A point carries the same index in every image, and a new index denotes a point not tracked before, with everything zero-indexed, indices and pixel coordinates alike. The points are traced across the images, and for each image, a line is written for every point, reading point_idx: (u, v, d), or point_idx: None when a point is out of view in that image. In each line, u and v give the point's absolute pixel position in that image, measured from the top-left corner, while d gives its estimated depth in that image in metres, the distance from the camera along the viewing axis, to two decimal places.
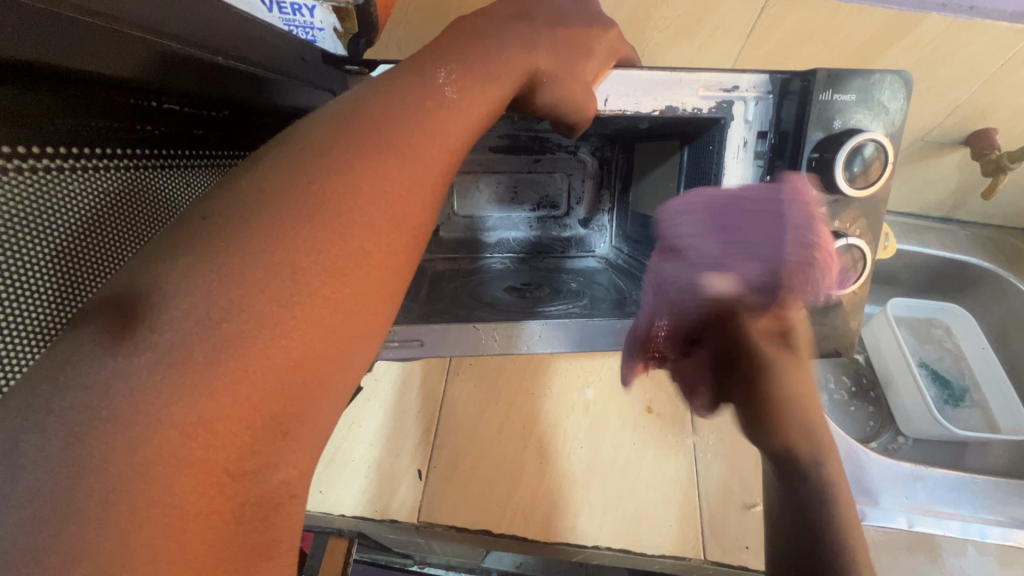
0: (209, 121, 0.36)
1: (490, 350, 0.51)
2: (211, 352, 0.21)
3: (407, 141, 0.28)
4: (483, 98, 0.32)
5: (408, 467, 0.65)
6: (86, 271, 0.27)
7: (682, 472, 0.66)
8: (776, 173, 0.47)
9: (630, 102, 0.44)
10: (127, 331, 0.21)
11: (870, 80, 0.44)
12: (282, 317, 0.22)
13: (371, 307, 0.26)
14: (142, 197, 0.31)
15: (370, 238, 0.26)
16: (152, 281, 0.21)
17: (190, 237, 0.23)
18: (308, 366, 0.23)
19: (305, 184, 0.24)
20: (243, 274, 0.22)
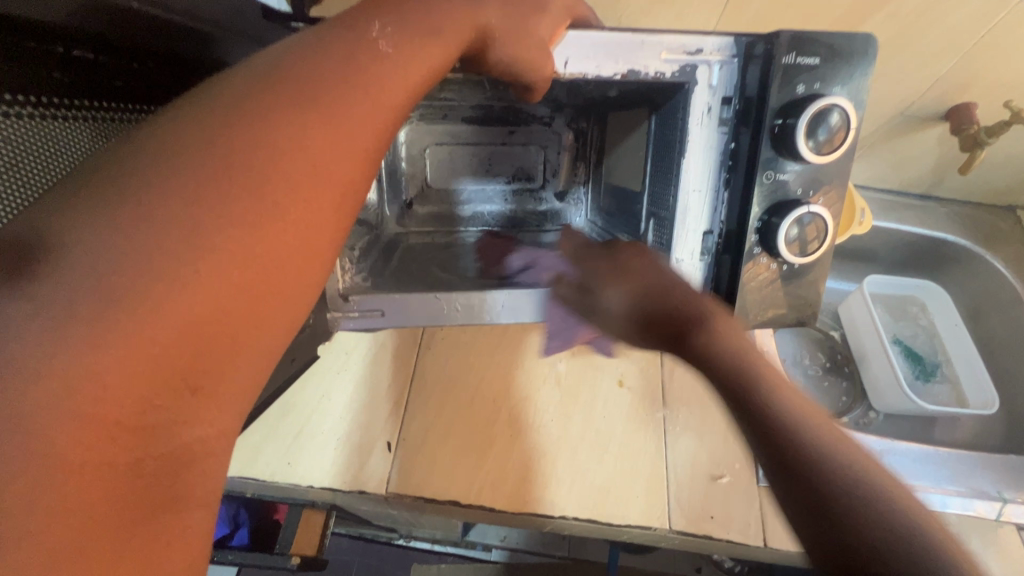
0: (129, 71, 0.35)
1: (453, 319, 0.52)
2: (104, 302, 0.20)
3: (336, 94, 0.26)
4: (425, 50, 0.30)
5: (377, 439, 0.65)
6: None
7: (650, 444, 0.67)
8: (741, 140, 0.46)
9: (592, 65, 0.43)
10: (13, 278, 0.20)
11: (836, 43, 0.43)
12: (182, 272, 0.21)
13: (287, 264, 0.25)
14: (48, 142, 0.31)
15: (283, 190, 0.24)
16: (48, 231, 0.20)
17: (86, 186, 0.21)
18: (220, 322, 0.23)
19: (211, 135, 0.23)
20: (139, 227, 0.21)
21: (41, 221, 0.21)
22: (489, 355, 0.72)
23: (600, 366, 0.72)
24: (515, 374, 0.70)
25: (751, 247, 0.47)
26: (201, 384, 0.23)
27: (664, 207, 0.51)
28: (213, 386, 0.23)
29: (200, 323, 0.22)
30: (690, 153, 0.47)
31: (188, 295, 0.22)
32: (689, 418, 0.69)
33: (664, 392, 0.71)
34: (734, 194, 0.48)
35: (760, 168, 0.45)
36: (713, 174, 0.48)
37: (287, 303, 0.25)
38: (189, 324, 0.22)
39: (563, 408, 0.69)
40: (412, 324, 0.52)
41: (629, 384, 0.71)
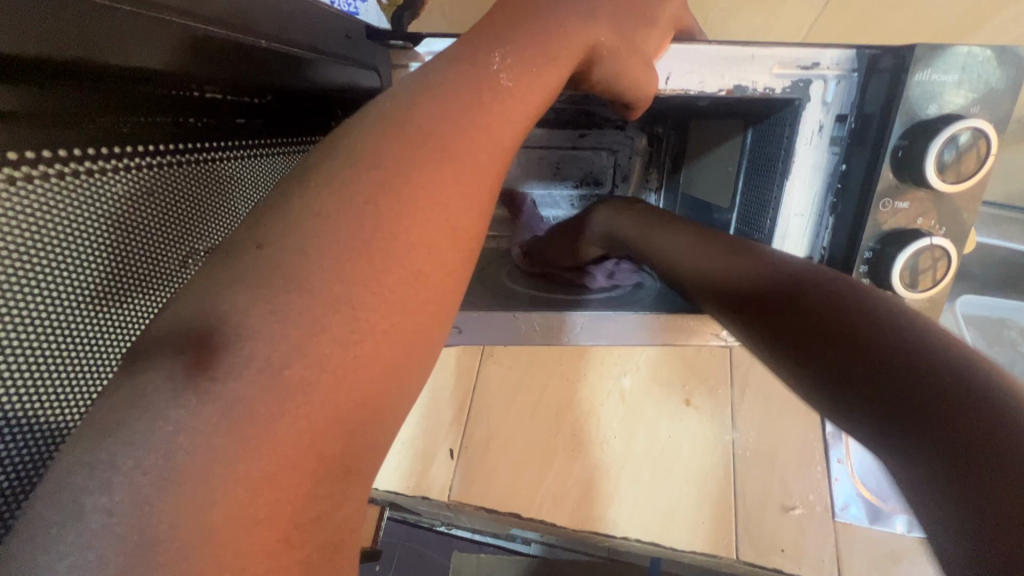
0: (262, 107, 0.31)
1: (531, 340, 0.51)
2: (276, 403, 0.19)
3: (465, 140, 0.25)
4: (542, 82, 0.29)
5: (441, 445, 0.65)
6: (146, 288, 0.25)
7: (717, 467, 0.64)
8: (853, 162, 0.43)
9: (694, 80, 0.40)
10: (186, 365, 0.18)
11: (975, 56, 0.39)
12: (342, 356, 0.20)
13: (429, 334, 0.23)
14: (206, 200, 0.28)
15: (431, 257, 0.23)
16: (207, 307, 0.19)
17: (248, 271, 0.20)
18: (372, 403, 0.21)
19: (360, 205, 0.22)
20: (304, 314, 0.20)
21: (201, 295, 0.19)
22: (551, 365, 0.69)
23: (667, 382, 0.69)
24: (578, 387, 0.68)
25: (861, 279, 0.43)
26: (356, 466, 0.21)
27: (757, 229, 0.48)
28: (365, 468, 0.22)
29: (354, 410, 0.20)
30: (795, 175, 0.44)
31: (347, 381, 0.20)
32: (760, 442, 0.66)
33: (734, 413, 0.68)
34: (842, 220, 0.44)
35: (877, 196, 0.41)
36: (818, 197, 0.45)
37: (424, 368, 0.23)
38: (346, 412, 0.20)
39: (627, 425, 0.66)
40: (488, 341, 0.51)
41: (697, 403, 0.68)
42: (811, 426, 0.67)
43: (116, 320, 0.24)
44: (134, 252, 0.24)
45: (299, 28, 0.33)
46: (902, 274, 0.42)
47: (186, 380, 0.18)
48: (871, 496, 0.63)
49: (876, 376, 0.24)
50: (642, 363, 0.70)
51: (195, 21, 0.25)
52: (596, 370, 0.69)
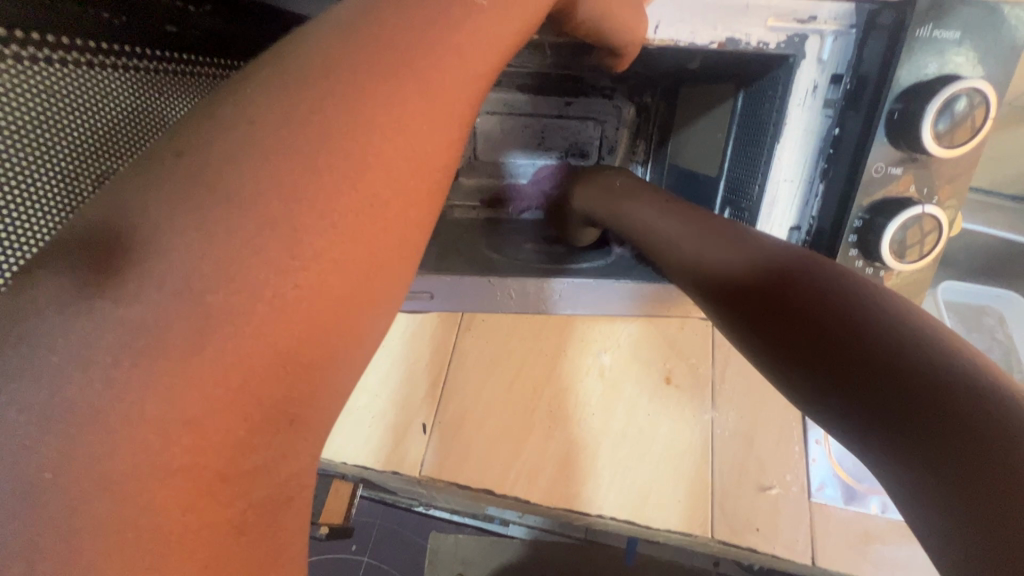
0: (182, 29, 0.31)
1: (506, 307, 0.49)
2: (199, 333, 0.16)
3: (432, 55, 0.21)
4: (520, 4, 0.26)
5: (414, 418, 0.63)
6: (38, 198, 0.26)
7: (695, 446, 0.63)
8: (848, 125, 0.41)
9: (685, 31, 0.38)
10: (91, 291, 0.16)
11: (978, 14, 0.36)
12: (280, 291, 0.17)
13: (389, 271, 0.20)
14: (104, 118, 0.28)
15: (388, 188, 0.19)
16: (119, 228, 0.16)
17: (167, 187, 0.17)
18: (314, 346, 0.18)
19: (304, 119, 0.18)
20: (236, 237, 0.16)
21: (110, 214, 0.16)
22: (530, 340, 0.67)
23: (648, 359, 0.68)
24: (558, 363, 0.66)
25: (847, 249, 0.42)
26: (302, 413, 0.18)
27: (744, 196, 0.46)
28: (313, 416, 0.19)
29: (298, 350, 0.17)
30: (785, 139, 0.42)
31: (287, 317, 0.17)
32: (740, 421, 0.65)
33: (715, 392, 0.67)
34: (832, 187, 0.43)
35: (867, 162, 0.40)
36: (809, 162, 0.43)
37: (383, 313, 0.20)
38: (287, 352, 0.17)
39: (606, 401, 0.65)
40: (460, 308, 0.50)
41: (677, 382, 0.67)
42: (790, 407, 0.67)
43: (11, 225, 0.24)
44: (19, 161, 0.25)
45: None
46: (891, 245, 0.40)
47: (101, 299, 0.16)
48: (847, 477, 0.62)
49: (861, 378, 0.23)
50: (624, 340, 0.68)
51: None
52: (577, 346, 0.67)
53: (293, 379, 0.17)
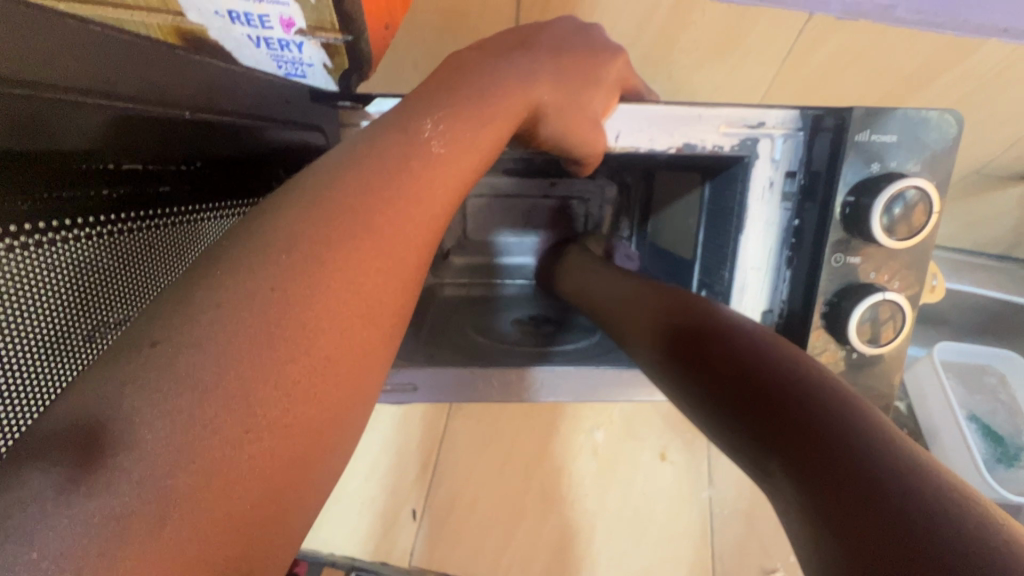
0: (192, 175, 0.28)
1: (489, 398, 0.47)
2: (155, 517, 0.16)
3: (390, 211, 0.24)
4: (474, 148, 0.29)
5: (404, 504, 0.62)
6: (42, 370, 0.22)
7: (693, 527, 0.62)
8: (806, 216, 0.43)
9: (643, 139, 0.41)
10: (54, 476, 0.16)
11: (912, 118, 0.39)
12: (236, 460, 0.18)
13: (343, 421, 0.21)
14: (126, 280, 0.26)
15: (340, 345, 0.21)
16: (89, 408, 0.17)
17: (139, 365, 0.18)
18: (267, 510, 0.19)
19: (268, 289, 0.20)
20: (195, 415, 0.18)
21: (81, 394, 0.17)
22: (520, 420, 0.66)
23: (641, 435, 0.67)
24: (549, 443, 0.65)
25: (818, 332, 0.43)
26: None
27: (716, 281, 0.48)
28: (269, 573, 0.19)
29: (251, 516, 0.18)
30: (750, 229, 0.44)
31: (240, 485, 0.18)
32: (739, 500, 0.64)
33: (711, 468, 0.65)
34: (798, 273, 0.44)
35: (828, 250, 0.41)
36: (775, 250, 0.45)
37: (338, 458, 0.22)
38: (241, 521, 0.18)
39: (600, 481, 0.64)
40: (444, 401, 0.47)
41: (672, 458, 0.65)
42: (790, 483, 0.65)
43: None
44: (36, 330, 0.21)
45: (247, 98, 0.31)
46: (856, 330, 0.41)
47: (59, 491, 0.16)
48: None
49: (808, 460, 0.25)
50: (616, 416, 0.67)
51: (135, 102, 0.23)
52: (568, 424, 0.66)
53: (246, 544, 0.18)
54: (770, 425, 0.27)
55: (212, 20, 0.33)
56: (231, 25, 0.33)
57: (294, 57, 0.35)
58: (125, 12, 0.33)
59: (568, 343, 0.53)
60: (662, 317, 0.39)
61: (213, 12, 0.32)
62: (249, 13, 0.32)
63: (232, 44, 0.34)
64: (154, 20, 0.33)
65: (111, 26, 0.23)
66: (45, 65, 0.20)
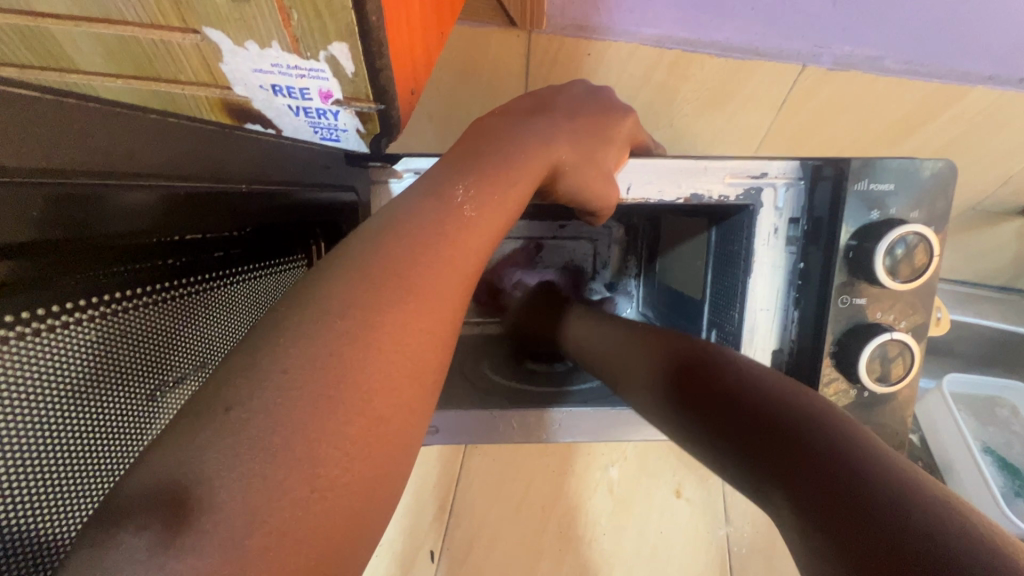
0: (236, 241, 0.31)
1: (510, 439, 0.47)
2: (230, 573, 0.18)
3: (430, 275, 0.26)
4: (502, 209, 0.31)
5: (422, 546, 0.62)
6: (114, 426, 0.24)
7: (712, 566, 0.63)
8: (811, 259, 0.45)
9: (653, 190, 0.43)
10: (141, 539, 0.18)
11: (907, 168, 0.42)
12: (301, 516, 0.19)
13: (392, 476, 0.23)
14: (179, 342, 0.28)
15: (390, 403, 0.23)
16: (169, 473, 0.19)
17: (214, 431, 0.19)
18: (327, 562, 0.20)
19: (324, 353, 0.22)
20: (264, 477, 0.19)
21: (161, 460, 0.19)
22: (537, 457, 0.65)
23: (657, 471, 0.66)
24: (565, 481, 0.65)
25: (829, 371, 0.44)
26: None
27: (726, 321, 0.49)
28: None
29: (314, 568, 0.20)
30: (757, 273, 0.46)
31: (304, 540, 0.19)
32: (755, 537, 0.64)
33: (727, 505, 0.66)
34: (805, 313, 0.46)
35: (835, 291, 0.43)
36: (783, 292, 0.46)
37: (386, 510, 0.23)
38: (305, 572, 0.19)
39: (617, 519, 0.64)
40: (468, 442, 0.47)
41: (688, 495, 0.65)
42: None
43: (72, 467, 0.22)
44: (111, 392, 0.24)
45: (286, 166, 0.34)
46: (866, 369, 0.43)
47: (144, 551, 0.17)
48: None
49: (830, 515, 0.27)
50: (631, 453, 0.66)
51: (198, 182, 0.26)
52: (584, 460, 0.65)
53: None
54: (793, 472, 0.30)
55: (256, 92, 0.35)
56: (273, 96, 0.36)
57: (329, 123, 0.38)
58: (178, 86, 0.35)
59: (583, 381, 0.55)
60: (682, 367, 0.40)
61: (258, 85, 0.35)
62: (291, 87, 0.35)
63: (273, 113, 0.37)
64: (204, 92, 0.36)
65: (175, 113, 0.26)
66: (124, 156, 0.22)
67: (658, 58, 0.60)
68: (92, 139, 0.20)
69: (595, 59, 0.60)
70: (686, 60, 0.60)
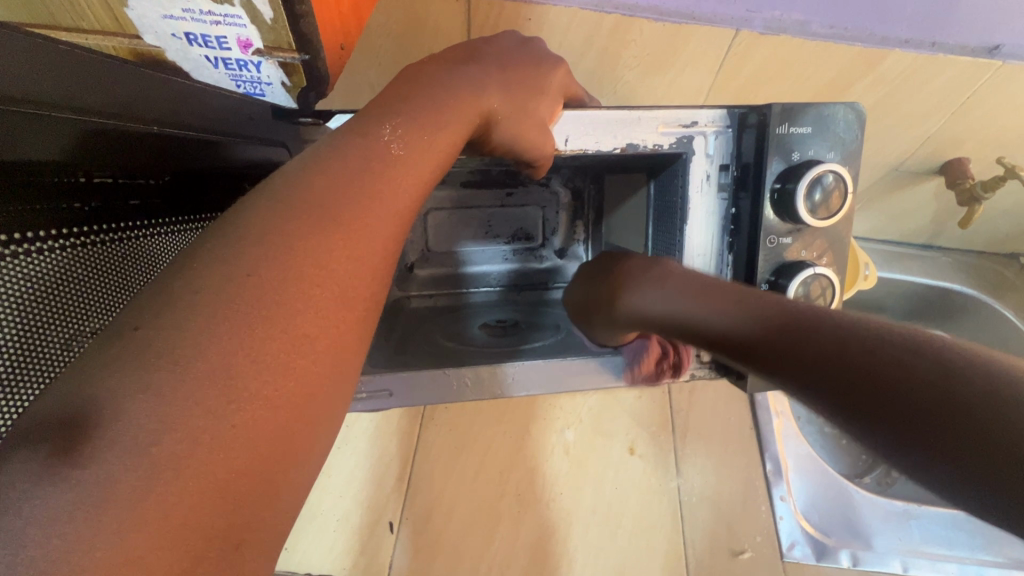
0: (153, 190, 0.29)
1: (463, 397, 0.47)
2: (146, 482, 0.18)
3: (354, 206, 0.26)
4: (432, 149, 0.31)
5: (381, 518, 0.61)
6: (22, 379, 0.22)
7: (665, 517, 0.65)
8: (741, 205, 0.47)
9: (590, 141, 0.44)
10: (49, 454, 0.17)
11: (824, 112, 0.44)
12: (219, 430, 0.19)
13: (321, 398, 0.23)
14: (96, 292, 0.26)
15: (315, 325, 0.23)
16: (76, 393, 0.18)
17: (124, 352, 0.19)
18: (252, 475, 0.20)
19: (243, 278, 0.21)
20: (179, 390, 0.19)
21: (67, 382, 0.18)
22: (492, 426, 0.67)
23: (610, 432, 0.68)
24: (523, 445, 0.66)
25: None
26: (246, 540, 0.20)
27: None
28: (255, 541, 0.20)
29: (238, 481, 0.19)
30: (693, 220, 0.48)
31: (225, 452, 0.19)
32: (705, 486, 0.67)
33: (678, 458, 0.68)
34: (738, 257, 0.48)
35: (763, 233, 0.45)
36: (716, 238, 0.48)
37: (318, 433, 0.23)
38: (224, 485, 0.19)
39: (574, 479, 0.65)
40: (421, 403, 0.47)
41: (641, 451, 0.68)
42: (752, 466, 0.68)
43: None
44: (23, 335, 0.22)
45: (201, 113, 0.32)
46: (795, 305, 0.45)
47: (56, 465, 0.17)
48: (813, 530, 0.67)
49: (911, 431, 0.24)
50: (585, 415, 0.68)
51: (104, 117, 0.25)
52: (540, 424, 0.67)
53: (233, 510, 0.19)
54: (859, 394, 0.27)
55: (169, 41, 0.34)
56: (188, 46, 0.34)
57: (252, 75, 0.37)
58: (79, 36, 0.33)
59: (535, 340, 0.55)
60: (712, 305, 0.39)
61: (171, 34, 0.33)
62: (207, 35, 0.33)
63: (189, 65, 0.35)
64: (111, 42, 0.34)
65: (62, 40, 0.24)
66: (17, 80, 0.21)
67: (597, 23, 0.60)
68: None
69: (535, 24, 0.60)
70: (625, 24, 0.60)
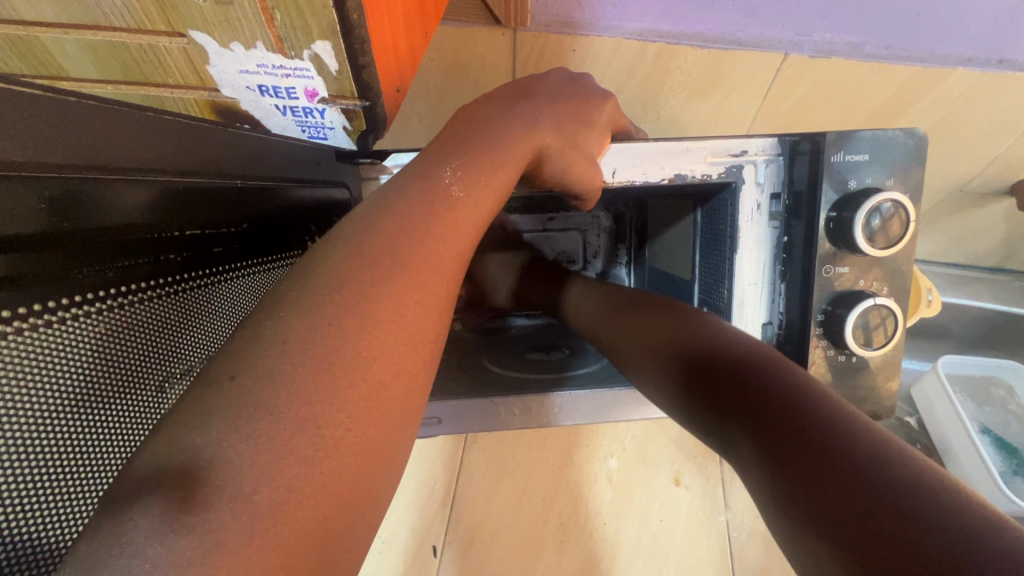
0: (234, 236, 0.31)
1: (511, 426, 0.47)
2: (247, 525, 0.19)
3: (420, 251, 0.27)
4: (489, 190, 0.32)
5: (426, 542, 0.62)
6: (123, 421, 0.24)
7: (713, 550, 0.63)
8: (794, 233, 0.46)
9: (638, 173, 0.44)
10: (162, 500, 0.19)
11: (882, 138, 0.43)
12: (309, 474, 0.20)
13: (394, 438, 0.24)
14: (189, 335, 0.28)
15: (389, 369, 0.24)
16: (182, 442, 0.20)
17: (223, 400, 0.20)
18: (336, 517, 0.21)
19: (325, 326, 0.23)
20: (273, 437, 0.20)
21: (174, 430, 0.20)
22: (535, 452, 0.66)
23: (655, 460, 0.67)
24: (565, 473, 0.65)
25: (817, 339, 0.45)
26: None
27: (716, 298, 0.50)
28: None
29: (325, 522, 0.20)
30: (743, 249, 0.47)
31: (314, 496, 0.20)
32: (755, 521, 0.65)
33: (726, 491, 0.66)
34: (792, 286, 0.46)
35: (818, 262, 0.44)
36: (768, 266, 0.47)
37: (392, 473, 0.24)
38: (314, 528, 0.20)
39: (617, 509, 0.64)
40: (471, 432, 0.48)
41: (687, 482, 0.66)
42: None
43: (78, 462, 0.22)
44: (126, 381, 0.24)
45: (275, 163, 0.35)
46: (853, 334, 0.44)
47: (167, 510, 0.18)
48: None
49: (836, 491, 0.26)
50: (629, 442, 0.67)
51: (195, 176, 0.27)
52: (583, 452, 0.66)
53: (322, 551, 0.20)
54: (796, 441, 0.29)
55: (243, 93, 0.36)
56: (261, 96, 0.37)
57: (317, 121, 0.39)
58: (167, 90, 0.36)
59: (580, 368, 0.55)
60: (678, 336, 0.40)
61: (245, 86, 0.36)
62: (278, 86, 0.35)
63: (260, 113, 0.38)
64: (193, 96, 0.37)
65: (176, 113, 0.27)
66: (121, 152, 0.23)
67: (641, 51, 0.61)
68: (90, 135, 0.22)
69: (580, 54, 0.61)
70: (669, 52, 0.61)
